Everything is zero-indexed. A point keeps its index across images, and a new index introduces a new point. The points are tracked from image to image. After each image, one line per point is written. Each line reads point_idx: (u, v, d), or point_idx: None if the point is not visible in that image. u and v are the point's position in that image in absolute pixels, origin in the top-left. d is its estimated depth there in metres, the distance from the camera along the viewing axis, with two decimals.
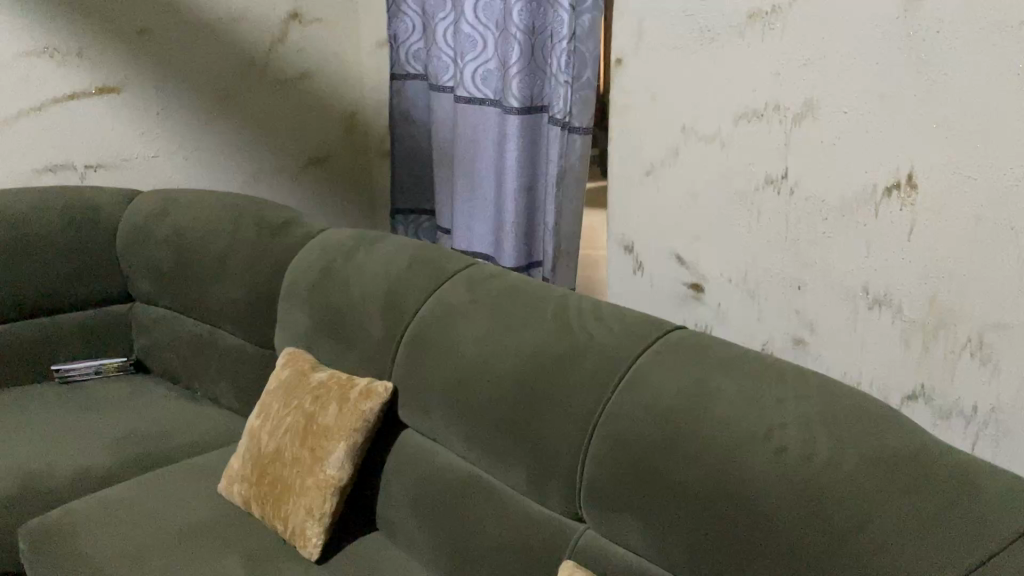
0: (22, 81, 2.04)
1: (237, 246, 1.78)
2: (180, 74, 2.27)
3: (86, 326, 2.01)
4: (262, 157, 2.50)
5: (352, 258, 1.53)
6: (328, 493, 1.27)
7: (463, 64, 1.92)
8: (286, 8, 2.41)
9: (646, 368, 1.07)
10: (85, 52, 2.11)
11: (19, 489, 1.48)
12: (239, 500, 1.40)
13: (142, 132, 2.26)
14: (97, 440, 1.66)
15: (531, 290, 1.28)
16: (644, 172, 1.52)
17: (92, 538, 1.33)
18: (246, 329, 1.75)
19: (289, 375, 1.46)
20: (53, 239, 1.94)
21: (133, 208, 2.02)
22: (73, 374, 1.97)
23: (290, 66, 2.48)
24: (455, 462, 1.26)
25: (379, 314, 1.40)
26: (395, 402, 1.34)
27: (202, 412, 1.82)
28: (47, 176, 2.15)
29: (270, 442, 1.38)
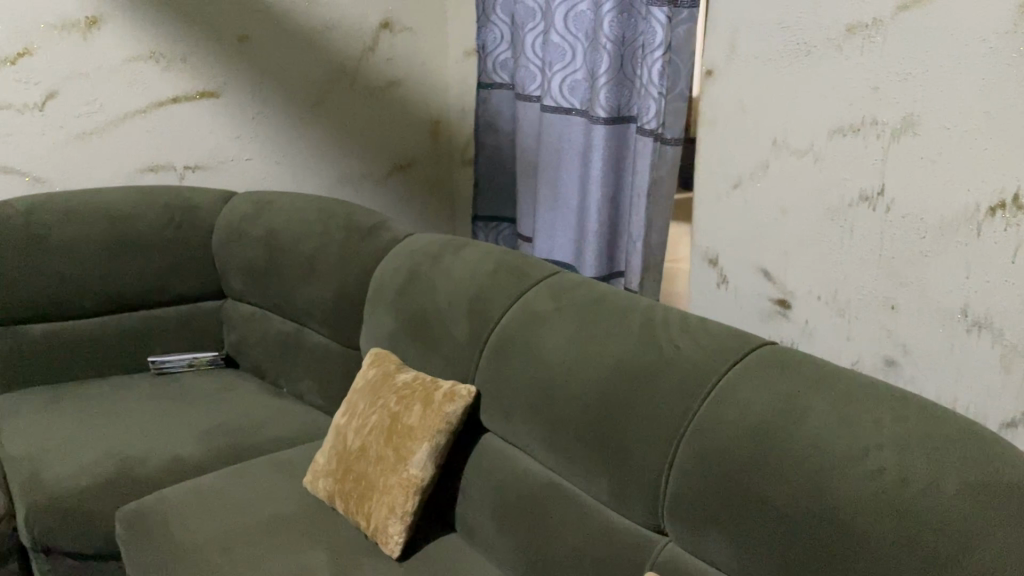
0: (129, 85, 2.15)
1: (326, 247, 1.83)
2: (274, 80, 2.36)
3: (180, 320, 2.10)
4: (349, 162, 2.56)
5: (439, 263, 1.56)
6: (411, 492, 1.29)
7: (552, 74, 1.93)
8: (378, 17, 2.47)
9: (732, 382, 1.06)
10: (188, 58, 2.21)
11: (117, 475, 1.56)
12: (323, 495, 1.44)
13: (237, 136, 2.34)
14: (189, 431, 1.73)
15: (615, 300, 1.28)
16: (733, 185, 1.51)
17: (184, 524, 1.39)
18: (332, 329, 1.80)
19: (374, 375, 1.49)
20: (155, 236, 2.04)
21: (229, 208, 2.11)
22: (168, 366, 2.05)
23: (380, 73, 2.54)
24: (535, 470, 1.26)
25: (464, 318, 1.42)
26: (478, 405, 1.36)
27: (287, 407, 1.88)
28: (148, 175, 2.26)
29: (355, 440, 1.41)
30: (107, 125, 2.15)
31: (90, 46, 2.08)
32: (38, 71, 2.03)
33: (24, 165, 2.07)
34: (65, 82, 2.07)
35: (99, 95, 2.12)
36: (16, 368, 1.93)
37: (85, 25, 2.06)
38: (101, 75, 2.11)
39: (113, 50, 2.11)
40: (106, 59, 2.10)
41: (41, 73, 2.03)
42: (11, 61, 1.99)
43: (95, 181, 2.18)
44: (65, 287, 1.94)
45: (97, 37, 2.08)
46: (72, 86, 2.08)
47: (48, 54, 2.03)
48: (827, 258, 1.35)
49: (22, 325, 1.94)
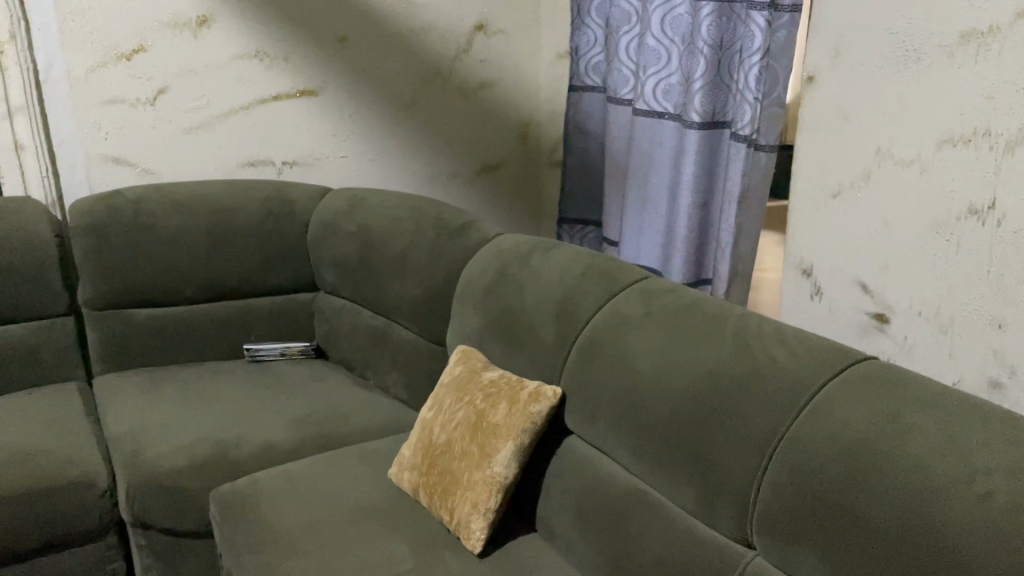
0: (235, 82, 2.24)
1: (417, 244, 1.87)
2: (371, 79, 2.41)
3: (274, 310, 2.17)
4: (439, 161, 2.60)
5: (528, 263, 1.57)
6: (494, 489, 1.30)
7: (645, 78, 1.92)
8: (473, 19, 2.51)
9: (829, 397, 1.03)
10: (291, 56, 2.29)
11: (212, 456, 1.62)
12: (408, 487, 1.47)
13: (334, 134, 2.41)
14: (280, 418, 1.78)
15: (708, 307, 1.26)
16: (832, 195, 1.47)
17: (274, 508, 1.43)
18: (420, 325, 1.83)
19: (461, 372, 1.51)
20: (254, 228, 2.11)
21: (324, 203, 2.16)
22: (262, 354, 2.12)
23: (473, 74, 2.57)
24: (618, 475, 1.26)
25: (552, 319, 1.43)
26: (563, 407, 1.37)
27: (373, 399, 1.92)
28: (249, 170, 2.34)
29: (441, 435, 1.44)
30: (212, 120, 2.24)
31: (200, 44, 2.17)
32: (151, 68, 2.13)
33: (136, 157, 2.18)
34: (176, 78, 2.16)
35: (206, 91, 2.21)
36: (121, 350, 2.03)
37: (195, 24, 2.15)
38: (209, 72, 2.20)
39: (221, 48, 2.20)
40: (214, 57, 2.19)
41: (154, 69, 2.13)
42: (127, 58, 2.09)
43: (200, 174, 2.28)
44: (169, 275, 2.03)
45: (206, 35, 2.17)
46: (182, 82, 2.17)
47: (161, 52, 2.13)
48: (931, 273, 1.31)
49: (128, 309, 2.04)
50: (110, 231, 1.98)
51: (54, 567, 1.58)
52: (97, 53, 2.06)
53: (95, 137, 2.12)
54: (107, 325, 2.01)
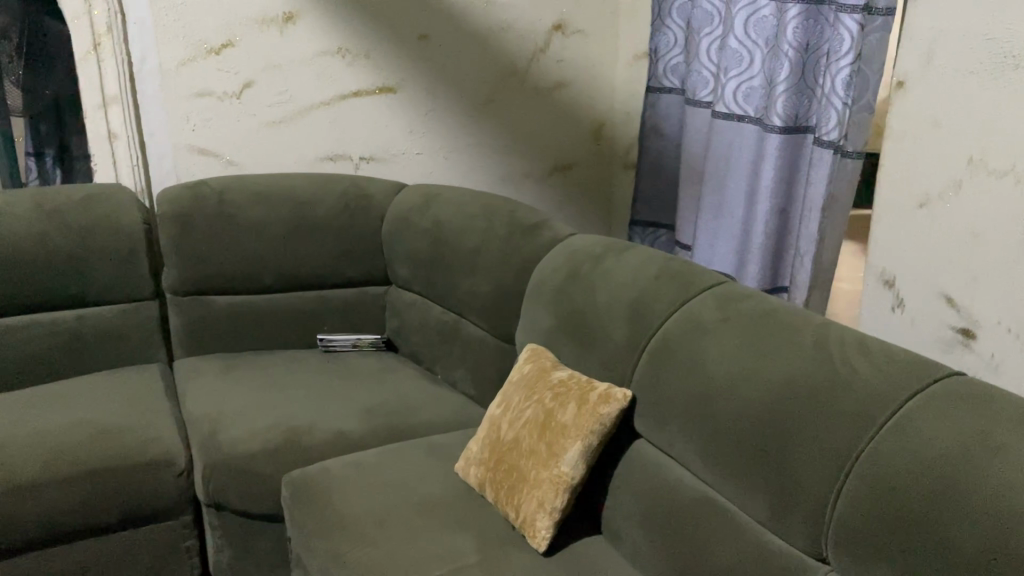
0: (318, 78, 2.29)
1: (490, 242, 1.88)
2: (448, 78, 2.44)
3: (347, 302, 2.21)
4: (512, 161, 2.61)
5: (601, 264, 1.56)
6: (560, 489, 1.30)
7: (726, 80, 1.89)
8: (551, 19, 2.51)
9: (913, 412, 1.00)
10: (371, 54, 2.33)
11: (285, 442, 1.66)
12: (474, 482, 1.48)
13: (410, 131, 2.44)
14: (350, 407, 1.82)
15: (787, 315, 1.24)
16: (919, 204, 1.42)
17: (343, 495, 1.46)
18: (490, 322, 1.84)
19: (530, 371, 1.52)
20: (330, 221, 2.16)
21: (399, 199, 2.20)
22: (334, 345, 2.17)
23: (549, 75, 2.58)
24: (687, 482, 1.24)
25: (624, 321, 1.42)
26: (633, 410, 1.36)
27: (441, 393, 1.94)
28: (327, 164, 2.39)
29: (508, 432, 1.44)
30: (294, 114, 2.29)
31: (285, 40, 2.22)
32: (239, 62, 2.19)
33: (222, 148, 2.25)
34: (261, 73, 2.22)
35: (290, 86, 2.27)
36: (200, 335, 2.10)
37: (281, 20, 2.20)
38: (293, 67, 2.25)
39: (305, 44, 2.25)
40: (298, 53, 2.25)
41: (241, 64, 2.20)
42: (215, 52, 2.16)
43: (281, 167, 2.34)
44: (248, 264, 2.09)
45: (292, 31, 2.22)
46: (267, 77, 2.23)
47: (248, 47, 2.19)
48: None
49: (208, 296, 2.10)
50: (194, 219, 2.05)
51: (132, 542, 1.64)
52: (188, 46, 2.13)
53: (183, 128, 2.19)
54: (188, 310, 2.08)
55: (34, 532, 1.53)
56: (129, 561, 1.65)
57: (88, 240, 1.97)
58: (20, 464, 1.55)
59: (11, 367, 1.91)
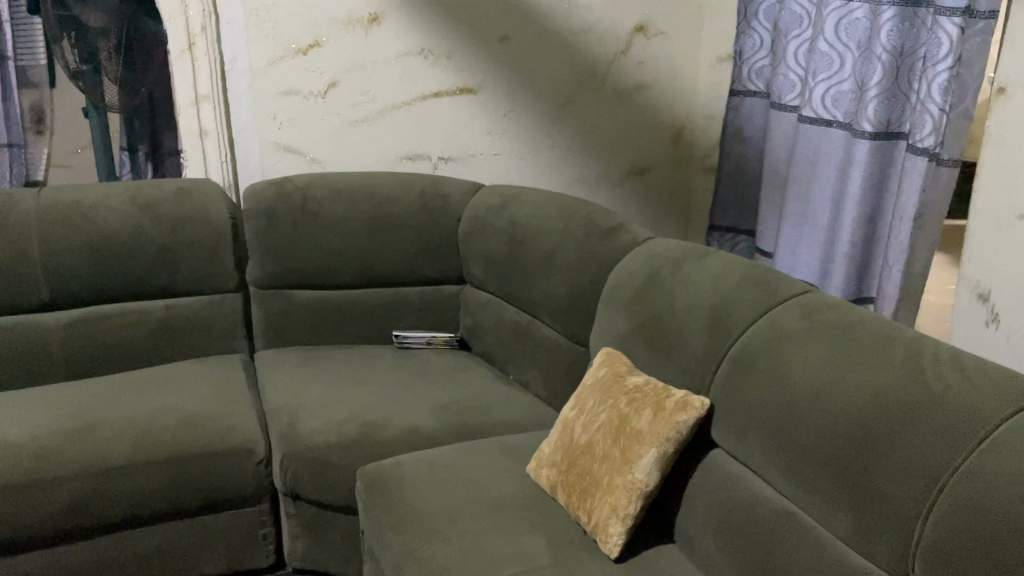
0: (401, 78, 2.32)
1: (566, 244, 1.87)
2: (528, 79, 2.44)
3: (423, 300, 2.23)
4: (589, 162, 2.60)
5: (681, 269, 1.54)
6: (634, 495, 1.29)
7: (815, 84, 1.84)
8: (633, 21, 2.49)
9: (1010, 434, 0.95)
10: (453, 55, 2.35)
11: (360, 436, 1.69)
12: (545, 484, 1.47)
13: (488, 131, 2.46)
14: (424, 404, 1.84)
15: (875, 327, 1.20)
16: (1018, 216, 1.36)
17: (415, 491, 1.48)
18: (564, 325, 1.83)
19: (605, 375, 1.51)
20: (408, 219, 2.18)
21: (476, 199, 2.21)
22: (409, 341, 2.20)
23: (630, 77, 2.55)
24: (766, 494, 1.21)
25: (703, 328, 1.40)
26: (710, 418, 1.34)
27: (513, 394, 1.94)
28: (407, 163, 2.42)
29: (582, 435, 1.44)
30: (376, 114, 2.33)
31: (369, 41, 2.26)
32: (325, 62, 2.24)
33: (306, 146, 2.31)
34: (346, 73, 2.27)
35: (373, 86, 2.31)
36: (281, 328, 2.16)
37: (367, 21, 2.24)
38: (377, 68, 2.29)
39: (389, 45, 2.28)
40: (381, 53, 2.28)
41: (327, 64, 2.25)
42: (303, 52, 2.21)
43: (362, 165, 2.38)
44: (328, 259, 2.13)
45: (376, 32, 2.26)
46: (352, 77, 2.28)
47: (334, 47, 2.24)
48: None
49: (290, 290, 2.16)
50: (278, 214, 2.10)
51: (213, 527, 1.69)
52: (276, 46, 2.19)
53: (270, 126, 2.26)
54: (270, 303, 2.14)
55: (118, 513, 1.59)
56: (210, 545, 1.70)
57: (178, 233, 2.04)
58: (109, 448, 1.61)
59: (103, 354, 2.00)
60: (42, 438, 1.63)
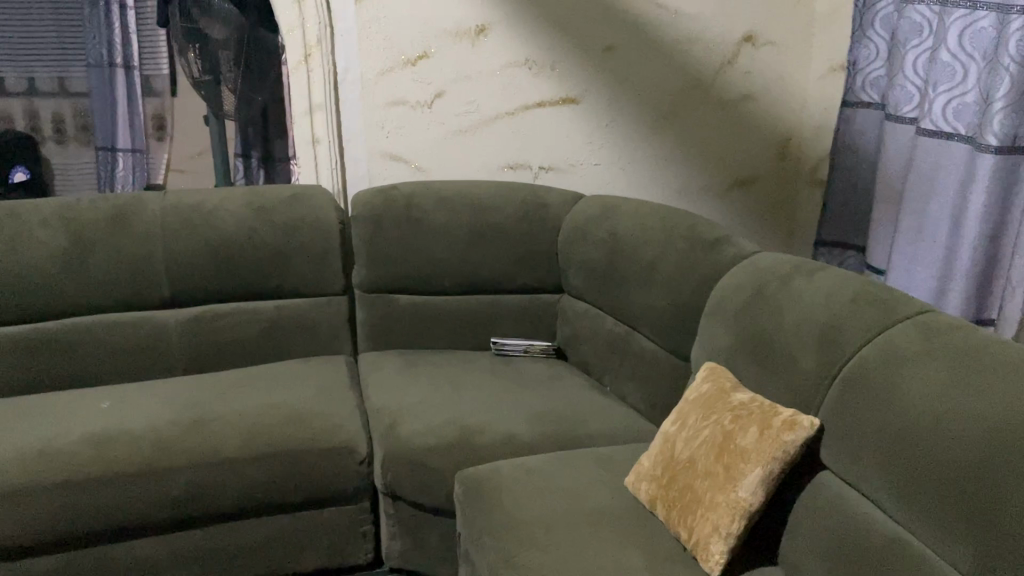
0: (505, 88, 2.36)
1: (668, 256, 1.85)
2: (633, 90, 2.44)
3: (521, 307, 2.25)
4: (691, 173, 2.57)
5: (790, 284, 1.51)
6: (737, 514, 1.26)
7: (934, 95, 1.77)
8: (742, 31, 2.45)
9: None
10: (557, 66, 2.37)
11: (459, 440, 1.72)
12: (644, 498, 1.46)
13: (589, 142, 2.46)
14: (521, 411, 1.85)
15: (1001, 350, 1.14)
16: None
17: (513, 498, 1.49)
18: (664, 337, 1.81)
19: (709, 390, 1.48)
20: (509, 228, 2.21)
21: (577, 209, 2.22)
22: (507, 349, 2.22)
23: (737, 88, 2.51)
24: (878, 520, 1.16)
25: (815, 345, 1.36)
26: (819, 439, 1.30)
27: (610, 405, 1.93)
28: (508, 172, 2.45)
29: (684, 451, 1.42)
30: (480, 124, 2.38)
31: (475, 52, 2.31)
32: (433, 73, 2.30)
33: (410, 155, 2.37)
34: (452, 84, 2.33)
35: (477, 97, 2.35)
36: (384, 330, 2.22)
37: (474, 33, 2.29)
38: (482, 78, 2.34)
39: (495, 56, 2.33)
40: (487, 65, 2.33)
41: (434, 75, 2.30)
42: (412, 63, 2.28)
43: (466, 174, 2.43)
44: (431, 265, 2.18)
45: (483, 43, 2.31)
46: (457, 88, 2.33)
47: (442, 58, 2.29)
48: None
49: (392, 295, 2.21)
50: (384, 221, 2.16)
51: (315, 522, 1.75)
52: (387, 58, 2.26)
53: (378, 135, 2.33)
54: (374, 307, 2.21)
55: (231, 504, 1.66)
56: (312, 539, 1.75)
57: (290, 237, 2.12)
58: (222, 441, 1.69)
59: (217, 351, 2.09)
60: (161, 429, 1.72)
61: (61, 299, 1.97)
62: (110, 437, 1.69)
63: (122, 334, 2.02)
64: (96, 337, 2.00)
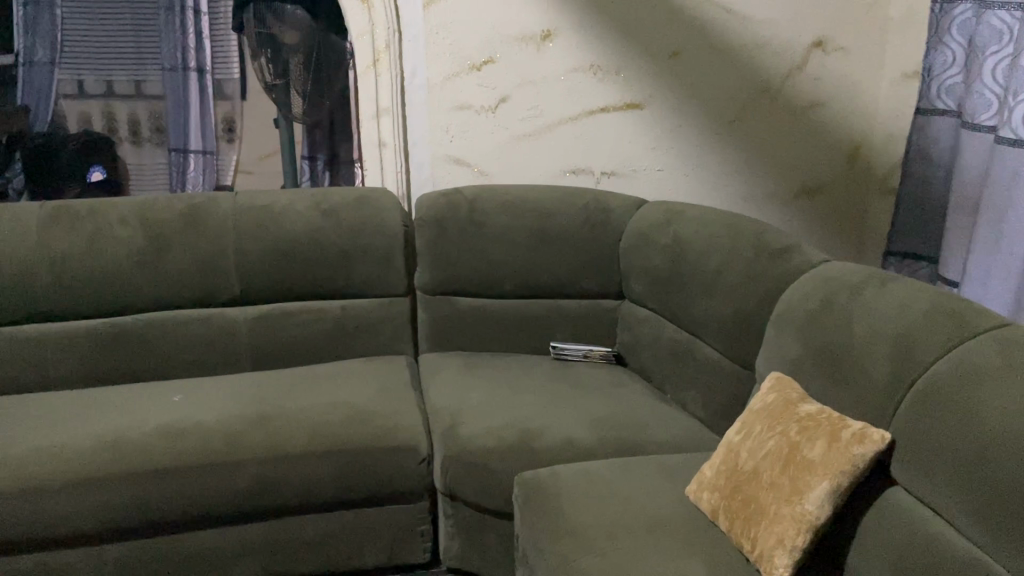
0: (569, 93, 2.37)
1: (733, 263, 1.83)
2: (698, 96, 2.42)
3: (581, 312, 2.25)
4: (756, 180, 2.53)
5: (861, 295, 1.47)
6: (803, 527, 1.24)
7: (1014, 103, 1.71)
8: (812, 36, 2.41)
9: None
10: (623, 71, 2.37)
11: (518, 443, 1.72)
12: (706, 508, 1.44)
13: (653, 147, 2.45)
14: (580, 416, 1.85)
15: None
16: None
17: (572, 502, 1.49)
18: (727, 346, 1.79)
19: (774, 400, 1.46)
20: (571, 233, 2.21)
21: (640, 215, 2.20)
22: (566, 353, 2.22)
23: (805, 94, 2.47)
24: (949, 537, 1.13)
25: (887, 358, 1.33)
26: (890, 453, 1.27)
27: (670, 413, 1.91)
28: (570, 177, 2.45)
29: (749, 462, 1.40)
30: (542, 128, 2.39)
31: (541, 57, 2.32)
32: (497, 78, 2.32)
33: (473, 159, 2.39)
34: (516, 89, 2.34)
35: (541, 101, 2.36)
36: (445, 332, 2.25)
37: (540, 38, 2.31)
38: (545, 83, 2.35)
39: (560, 61, 2.33)
40: (551, 69, 2.34)
41: (499, 80, 2.32)
42: (477, 68, 2.30)
43: (528, 178, 2.44)
44: (493, 269, 2.19)
45: (549, 48, 2.32)
46: (521, 92, 2.35)
47: (508, 63, 2.31)
48: None
49: (454, 297, 2.24)
50: (447, 224, 2.19)
51: (375, 519, 1.77)
52: (453, 62, 2.29)
53: (442, 139, 2.35)
54: (436, 308, 2.23)
55: (294, 499, 1.69)
56: (371, 536, 1.78)
57: (355, 238, 2.15)
58: (287, 436, 1.73)
59: (282, 348, 2.14)
60: (230, 423, 1.77)
61: (137, 295, 2.04)
62: (182, 429, 1.74)
63: (192, 330, 2.08)
64: (167, 332, 2.07)
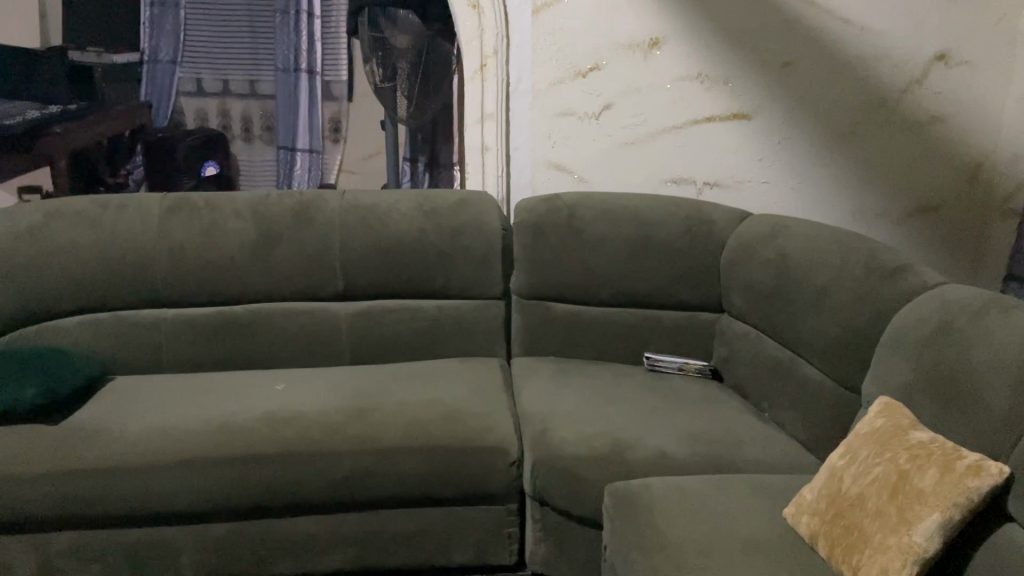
0: (675, 102, 2.34)
1: (842, 281, 1.77)
2: (809, 109, 2.35)
3: (677, 324, 2.22)
4: (866, 197, 2.44)
5: (982, 321, 1.40)
6: (910, 559, 1.18)
7: None
8: (934, 49, 2.31)
9: None
10: (731, 80, 2.33)
11: (610, 452, 1.71)
12: (804, 532, 1.39)
13: (759, 158, 2.39)
14: (674, 429, 1.82)
15: None
16: None
17: (663, 516, 1.47)
18: (832, 366, 1.73)
19: (883, 426, 1.41)
20: (671, 243, 2.18)
21: (743, 228, 2.16)
22: (661, 365, 2.19)
23: (924, 109, 2.37)
24: None
25: (1009, 388, 1.26)
26: (1009, 489, 1.20)
27: (768, 432, 1.86)
28: (671, 186, 2.42)
29: (853, 487, 1.35)
30: (646, 137, 2.37)
31: (647, 64, 2.30)
32: (603, 85, 2.32)
33: (574, 165, 2.40)
34: (620, 96, 2.33)
35: (646, 110, 2.35)
36: (539, 336, 2.25)
37: (647, 46, 2.29)
38: (650, 90, 2.33)
39: (667, 69, 2.31)
40: (658, 78, 2.32)
41: (604, 86, 2.32)
42: (583, 74, 2.30)
43: (629, 186, 2.42)
44: (590, 276, 2.18)
45: (655, 56, 2.30)
46: (627, 100, 2.34)
47: (613, 70, 2.30)
48: None
49: (550, 302, 2.25)
50: (546, 229, 2.20)
51: (464, 518, 1.79)
52: (559, 69, 2.30)
53: (545, 145, 2.37)
54: (532, 313, 2.24)
55: (387, 492, 1.72)
56: (459, 534, 1.80)
57: (455, 239, 2.19)
58: (382, 431, 1.77)
59: (380, 344, 2.18)
60: (328, 414, 1.82)
61: (246, 285, 2.13)
62: (284, 417, 1.81)
63: (296, 322, 2.15)
64: (273, 322, 2.15)
